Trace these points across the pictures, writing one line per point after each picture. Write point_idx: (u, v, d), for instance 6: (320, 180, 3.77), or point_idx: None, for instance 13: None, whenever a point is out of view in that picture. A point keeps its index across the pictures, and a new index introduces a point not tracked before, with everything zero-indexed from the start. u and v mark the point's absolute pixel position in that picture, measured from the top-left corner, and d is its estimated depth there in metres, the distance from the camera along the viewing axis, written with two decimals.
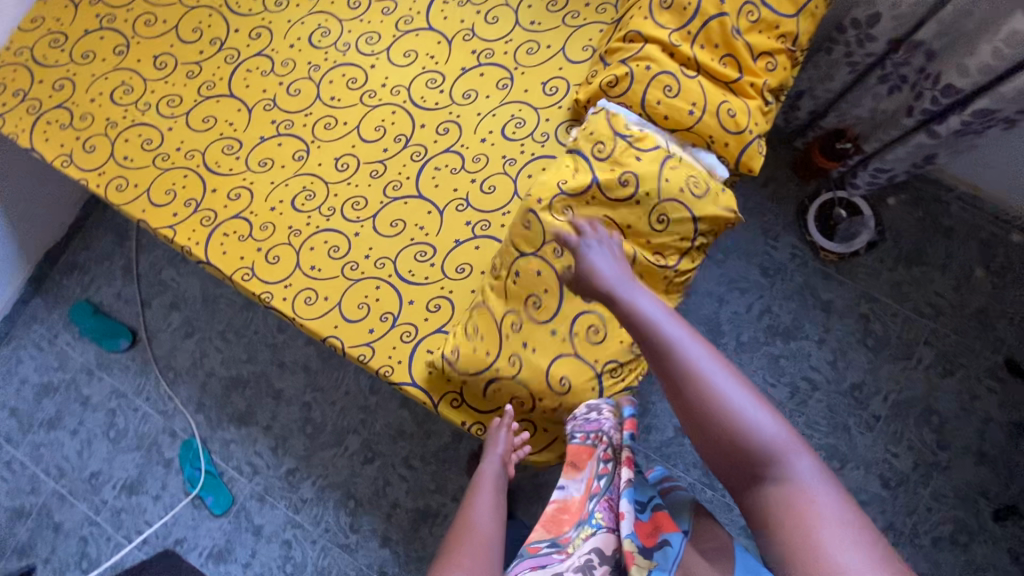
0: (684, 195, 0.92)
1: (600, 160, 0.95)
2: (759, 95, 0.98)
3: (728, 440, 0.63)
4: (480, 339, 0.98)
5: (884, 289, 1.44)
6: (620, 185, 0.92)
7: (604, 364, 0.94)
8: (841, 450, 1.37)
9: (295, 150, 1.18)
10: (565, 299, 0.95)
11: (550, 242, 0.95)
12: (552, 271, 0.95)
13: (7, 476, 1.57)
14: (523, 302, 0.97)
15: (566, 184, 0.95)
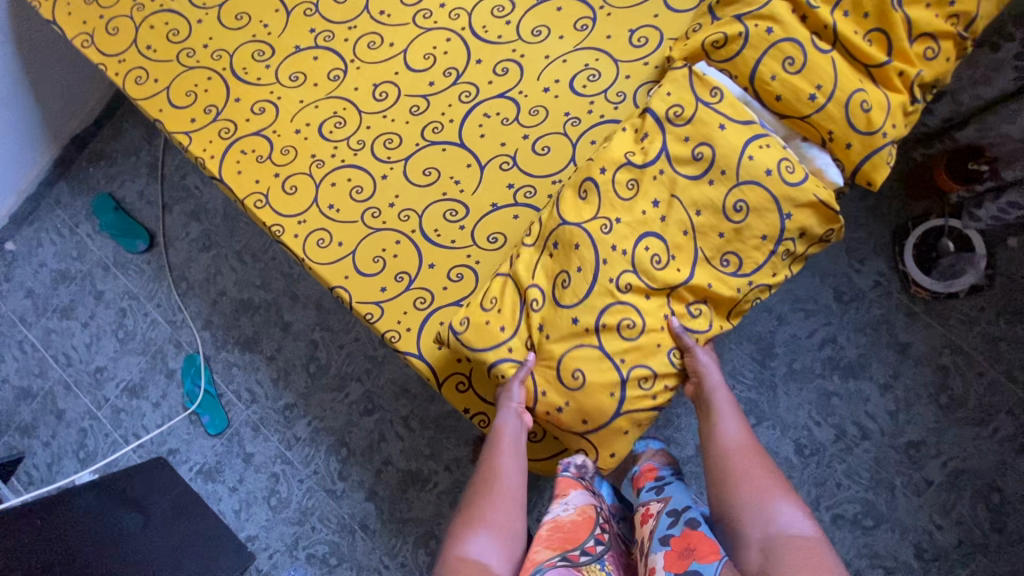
0: (769, 179, 0.76)
1: (677, 127, 0.80)
2: (905, 88, 0.77)
3: (751, 495, 0.73)
4: (497, 314, 0.83)
5: (976, 341, 1.23)
6: (694, 160, 0.79)
7: (630, 367, 0.79)
8: (879, 509, 1.22)
9: (331, 68, 1.03)
10: (597, 283, 0.78)
11: (599, 217, 0.80)
12: (596, 247, 0.79)
13: (19, 355, 1.59)
14: (550, 279, 0.82)
15: (635, 154, 0.82)
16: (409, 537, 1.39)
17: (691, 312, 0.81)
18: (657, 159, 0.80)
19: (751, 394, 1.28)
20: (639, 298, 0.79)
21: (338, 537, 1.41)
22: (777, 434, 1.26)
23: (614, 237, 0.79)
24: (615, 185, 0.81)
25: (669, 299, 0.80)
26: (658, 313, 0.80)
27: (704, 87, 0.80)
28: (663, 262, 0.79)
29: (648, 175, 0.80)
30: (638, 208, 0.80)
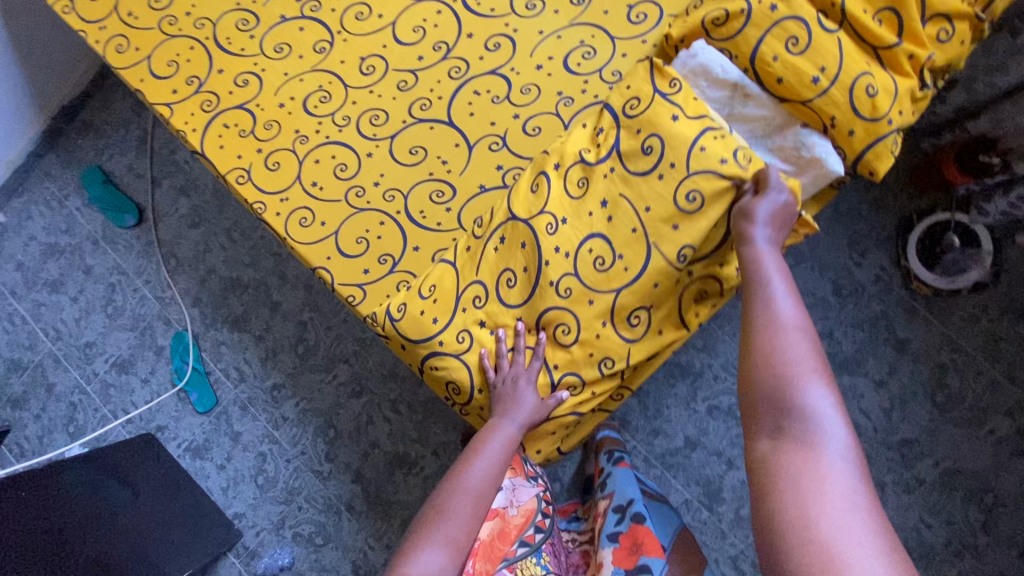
0: (724, 168, 0.72)
1: (631, 120, 0.77)
2: (916, 73, 0.73)
3: (781, 377, 0.57)
4: (432, 304, 0.81)
5: (976, 340, 1.20)
6: (643, 154, 0.75)
7: (560, 374, 0.78)
8: None
9: (317, 40, 0.99)
10: (537, 287, 0.77)
11: (546, 213, 0.77)
12: (539, 246, 0.77)
13: (9, 327, 1.59)
14: (494, 276, 0.80)
15: (589, 151, 0.79)
16: (394, 520, 1.39)
17: (631, 323, 0.77)
18: (610, 156, 0.77)
19: None
20: (577, 305, 0.76)
21: (324, 517, 1.42)
22: None
23: (558, 238, 0.77)
24: (566, 181, 0.78)
25: (611, 303, 0.76)
26: (596, 317, 0.76)
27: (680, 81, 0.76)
28: (607, 265, 0.76)
29: (599, 171, 0.77)
30: (585, 210, 0.77)
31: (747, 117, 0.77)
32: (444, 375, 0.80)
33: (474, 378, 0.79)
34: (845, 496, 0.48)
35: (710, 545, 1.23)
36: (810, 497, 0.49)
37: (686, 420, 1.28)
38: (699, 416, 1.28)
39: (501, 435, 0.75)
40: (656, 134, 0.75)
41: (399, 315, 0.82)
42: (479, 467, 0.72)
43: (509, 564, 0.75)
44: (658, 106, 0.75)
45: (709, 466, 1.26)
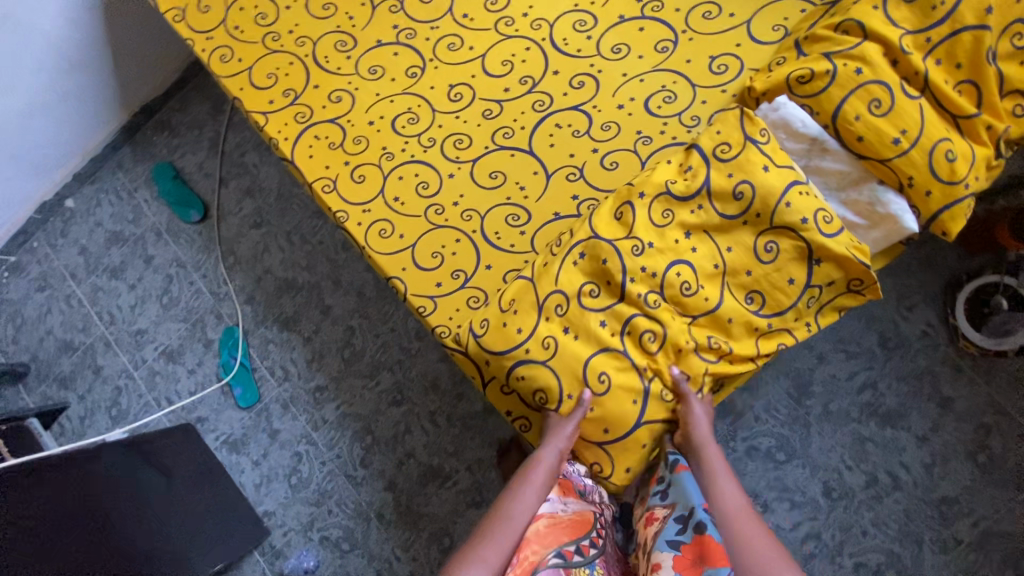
0: (805, 228, 0.76)
1: (722, 162, 0.80)
2: (991, 143, 0.77)
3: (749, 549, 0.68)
4: (513, 314, 0.85)
5: (1021, 404, 1.21)
6: (734, 197, 0.78)
7: (650, 377, 0.81)
8: (904, 561, 1.21)
9: (409, 65, 1.05)
10: (624, 298, 0.80)
11: (632, 237, 0.81)
12: (626, 265, 0.80)
13: (65, 308, 1.66)
14: (577, 288, 0.83)
15: (675, 185, 0.81)
16: (423, 532, 1.39)
17: (708, 343, 0.80)
18: (698, 194, 0.80)
19: (783, 430, 1.28)
20: (665, 316, 0.80)
21: (353, 523, 1.43)
22: (806, 473, 1.26)
23: (645, 259, 0.80)
24: (650, 212, 0.81)
25: (690, 323, 0.80)
26: (680, 332, 0.80)
27: (763, 128, 0.81)
28: (692, 291, 0.79)
29: (686, 206, 0.80)
30: (671, 237, 0.80)
31: (823, 171, 0.81)
32: (527, 380, 0.83)
33: (562, 381, 0.82)
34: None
35: None
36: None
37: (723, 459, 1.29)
38: (736, 455, 1.29)
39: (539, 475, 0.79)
40: (747, 177, 0.78)
41: (480, 329, 0.88)
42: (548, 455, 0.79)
43: (564, 564, 0.72)
44: (749, 153, 0.79)
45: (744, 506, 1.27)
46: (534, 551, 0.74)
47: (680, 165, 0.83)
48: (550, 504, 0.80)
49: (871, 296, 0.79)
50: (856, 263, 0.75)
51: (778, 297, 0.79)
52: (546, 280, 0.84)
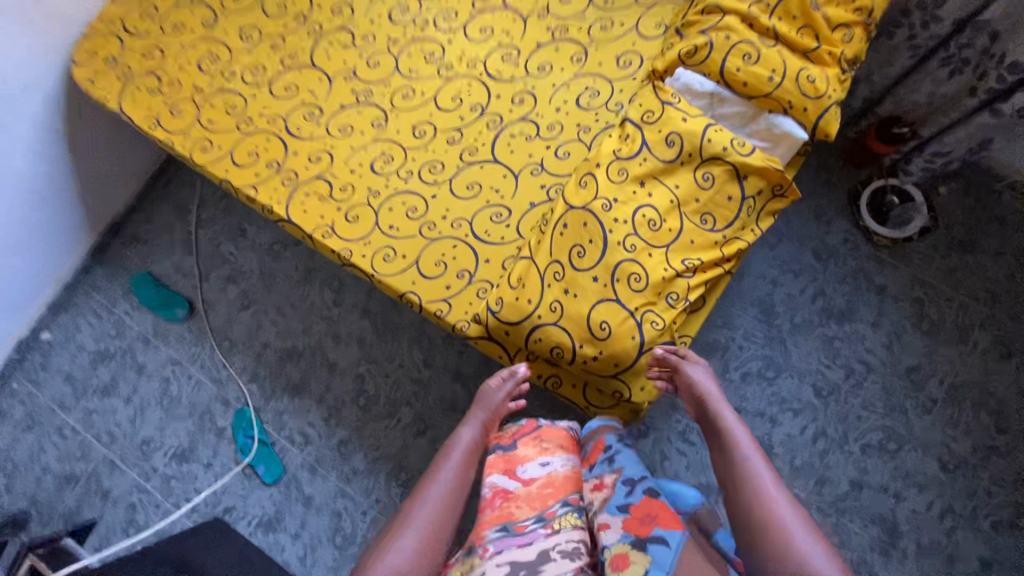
0: (728, 154, 0.95)
1: (651, 125, 1.00)
2: (836, 63, 1.02)
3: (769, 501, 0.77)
4: (523, 290, 0.97)
5: (938, 274, 1.45)
6: (667, 145, 0.97)
7: (642, 313, 0.91)
8: (898, 431, 1.39)
9: (374, 118, 1.23)
10: (607, 249, 0.93)
11: (599, 198, 0.96)
12: (601, 220, 0.95)
13: (59, 441, 1.61)
14: (566, 253, 0.96)
15: (621, 150, 1.00)
16: None
17: (685, 266, 0.93)
18: (640, 151, 0.98)
19: (766, 351, 1.46)
20: (642, 255, 0.92)
21: None
22: (796, 382, 1.44)
23: (615, 211, 0.95)
24: (608, 174, 0.98)
25: (666, 253, 0.93)
26: (659, 264, 0.92)
27: (672, 93, 1.03)
28: (659, 226, 0.94)
29: (635, 162, 0.98)
30: (629, 189, 0.97)
31: (725, 114, 1.04)
32: (547, 342, 0.95)
33: (574, 336, 0.93)
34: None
35: None
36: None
37: (726, 391, 1.44)
38: (735, 385, 1.45)
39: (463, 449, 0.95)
40: (676, 128, 0.97)
41: (498, 307, 1.00)
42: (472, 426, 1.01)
43: (545, 523, 0.92)
44: (669, 112, 0.99)
45: (756, 427, 1.42)
46: (519, 507, 0.96)
47: (619, 136, 1.02)
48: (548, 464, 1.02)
49: (791, 197, 0.99)
50: (773, 169, 0.95)
51: (725, 213, 0.96)
52: (541, 254, 0.98)
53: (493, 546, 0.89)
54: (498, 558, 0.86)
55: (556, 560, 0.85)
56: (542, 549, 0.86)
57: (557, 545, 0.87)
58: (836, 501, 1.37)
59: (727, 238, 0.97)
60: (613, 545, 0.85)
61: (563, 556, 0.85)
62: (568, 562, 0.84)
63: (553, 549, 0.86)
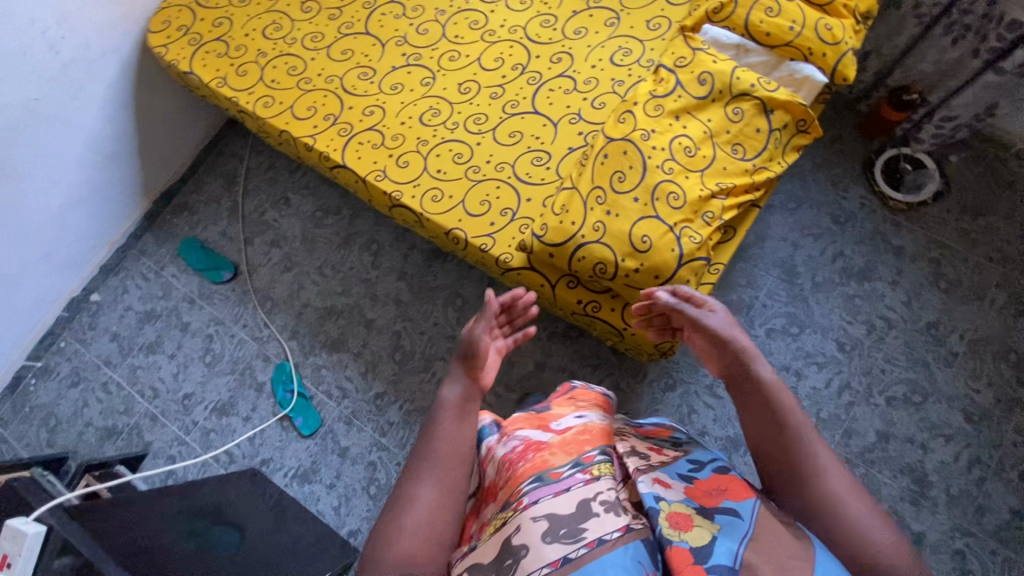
0: (755, 90, 1.04)
1: (683, 68, 1.09)
2: (851, 15, 1.12)
3: (831, 489, 0.71)
4: (566, 213, 1.05)
5: (953, 236, 1.52)
6: (699, 83, 1.06)
7: (680, 228, 0.98)
8: (922, 384, 1.43)
9: (422, 77, 1.33)
10: (646, 173, 1.01)
11: (637, 130, 1.05)
12: (639, 148, 1.03)
13: (103, 396, 1.67)
14: (607, 179, 1.04)
15: (657, 90, 1.09)
16: None
17: (719, 188, 1.01)
18: (675, 90, 1.07)
19: (789, 308, 1.51)
20: (679, 177, 1.00)
21: None
22: (820, 337, 1.48)
23: (653, 140, 1.03)
24: (645, 110, 1.07)
25: (701, 176, 1.01)
26: (695, 185, 1.00)
27: (701, 42, 1.13)
28: (694, 152, 1.02)
29: (670, 99, 1.07)
30: (665, 122, 1.05)
31: (749, 63, 1.13)
32: (590, 260, 1.01)
33: (616, 252, 1.00)
34: (818, 565, 0.63)
35: None
36: (814, 563, 0.63)
37: None
38: (760, 340, 1.49)
39: (454, 405, 0.88)
40: (708, 69, 1.07)
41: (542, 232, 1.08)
42: (450, 388, 0.91)
43: (581, 468, 0.79)
44: (700, 56, 1.09)
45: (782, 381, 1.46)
46: (552, 454, 0.83)
47: (654, 80, 1.11)
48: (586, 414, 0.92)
49: (813, 133, 1.08)
50: (798, 102, 1.03)
51: (754, 143, 1.04)
52: (583, 182, 1.06)
53: (527, 495, 0.77)
54: (535, 511, 0.74)
55: (600, 515, 0.72)
56: (581, 499, 0.74)
57: (598, 496, 0.74)
58: (864, 452, 1.40)
59: (757, 167, 1.05)
60: (670, 503, 0.73)
61: (606, 510, 0.72)
62: (614, 517, 0.71)
63: (594, 501, 0.73)
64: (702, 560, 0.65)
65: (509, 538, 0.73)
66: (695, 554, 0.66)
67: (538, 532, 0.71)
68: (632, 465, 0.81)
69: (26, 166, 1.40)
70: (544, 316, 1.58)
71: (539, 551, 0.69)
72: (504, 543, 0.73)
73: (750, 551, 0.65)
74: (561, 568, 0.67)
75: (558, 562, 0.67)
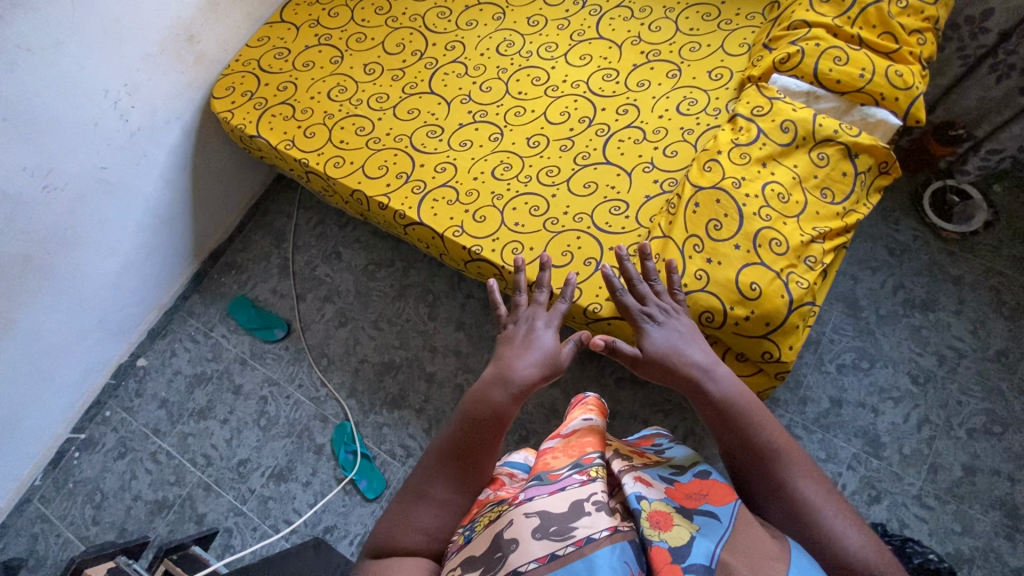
0: (839, 135, 1.07)
1: (762, 117, 1.12)
2: (915, 61, 1.17)
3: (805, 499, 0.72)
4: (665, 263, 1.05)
5: (1008, 263, 1.54)
6: (782, 131, 1.09)
7: (787, 274, 0.99)
8: (1000, 414, 1.41)
9: (490, 133, 1.35)
10: (744, 220, 1.02)
11: (727, 178, 1.06)
12: (733, 196, 1.04)
13: (152, 467, 1.58)
14: (703, 227, 1.04)
15: (739, 138, 1.11)
16: None
17: (817, 232, 1.02)
18: (758, 138, 1.10)
19: (857, 342, 1.50)
20: (777, 224, 1.02)
21: None
22: (892, 371, 1.47)
23: (744, 188, 1.05)
24: (731, 159, 1.09)
25: (798, 221, 1.03)
26: (795, 231, 1.01)
27: (775, 92, 1.16)
28: (787, 198, 1.04)
29: (755, 147, 1.09)
30: (753, 169, 1.07)
31: (821, 108, 1.16)
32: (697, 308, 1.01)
33: (723, 300, 0.99)
34: (795, 568, 0.63)
35: (893, 490, 1.37)
36: (787, 561, 0.64)
37: (824, 383, 1.47)
38: (832, 376, 1.48)
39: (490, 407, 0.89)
40: (789, 116, 1.10)
41: None
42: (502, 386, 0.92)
43: (580, 467, 0.79)
44: (778, 105, 1.12)
45: (860, 417, 1.44)
46: (554, 456, 0.85)
47: (732, 129, 1.14)
48: (581, 417, 0.94)
49: (893, 174, 1.10)
50: (882, 146, 1.06)
51: (843, 187, 1.06)
52: (677, 230, 1.06)
53: (523, 494, 0.76)
54: (528, 507, 0.72)
55: (591, 514, 0.69)
56: (574, 499, 0.71)
57: (590, 495, 0.72)
58: (953, 488, 1.35)
59: (847, 210, 1.06)
60: (652, 503, 0.72)
61: (596, 508, 0.70)
62: (603, 515, 0.69)
63: (586, 500, 0.71)
64: (680, 559, 0.64)
65: (499, 533, 0.71)
66: (673, 554, 0.65)
67: (529, 527, 0.69)
68: (618, 466, 0.81)
69: (87, 234, 1.38)
70: (610, 361, 1.56)
71: (527, 546, 0.66)
72: (494, 538, 0.71)
73: (726, 552, 0.65)
74: (548, 563, 0.64)
75: (544, 559, 0.65)
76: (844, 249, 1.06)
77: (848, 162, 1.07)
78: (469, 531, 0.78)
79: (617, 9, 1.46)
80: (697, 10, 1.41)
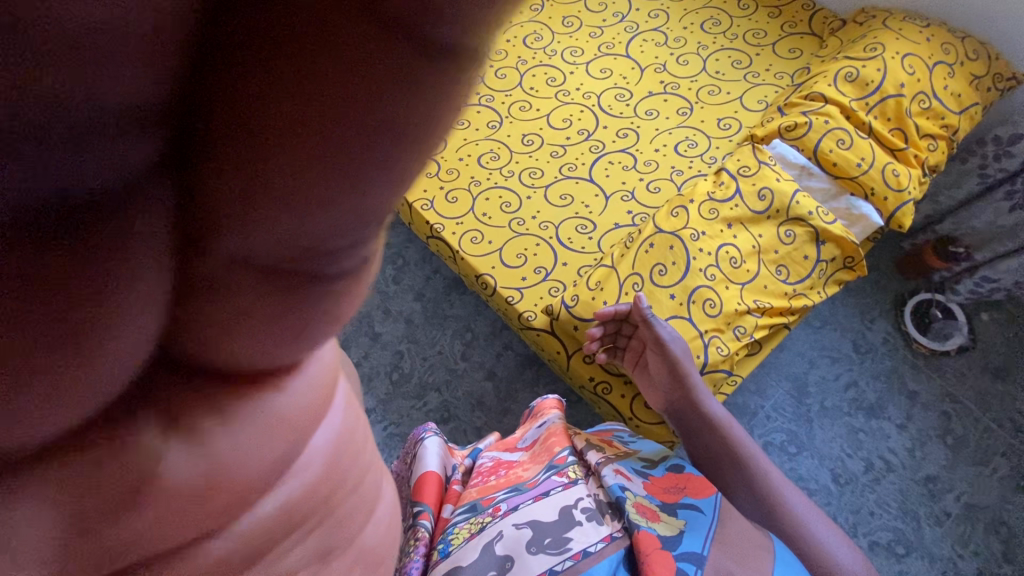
0: (811, 218, 1.06)
1: (746, 177, 1.10)
2: (919, 166, 1.14)
3: (800, 508, 0.78)
4: (601, 291, 1.06)
5: (969, 394, 1.50)
6: (758, 198, 1.08)
7: (710, 335, 0.99)
8: (908, 536, 1.38)
9: (490, 120, 1.35)
10: (688, 273, 1.02)
11: (688, 228, 1.05)
12: (686, 246, 1.04)
13: None
14: (648, 268, 1.05)
15: (715, 193, 1.09)
16: None
17: (756, 304, 1.02)
18: (733, 197, 1.08)
19: (792, 426, 1.48)
20: (719, 285, 1.02)
21: None
22: (816, 463, 1.45)
23: (701, 242, 1.04)
24: (699, 211, 1.07)
25: (741, 289, 1.02)
26: (733, 297, 1.01)
27: (768, 157, 1.13)
28: (738, 264, 1.03)
29: (727, 206, 1.07)
30: (717, 227, 1.06)
31: (807, 185, 1.12)
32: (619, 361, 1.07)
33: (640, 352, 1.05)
34: (780, 561, 0.66)
35: None
36: (772, 550, 0.68)
37: None
38: None
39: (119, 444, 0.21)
40: (770, 185, 1.08)
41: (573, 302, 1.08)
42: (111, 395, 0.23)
43: (557, 469, 0.78)
44: (764, 170, 1.10)
45: None
46: (524, 468, 0.83)
47: (713, 181, 1.12)
48: (547, 420, 0.92)
49: (856, 271, 1.09)
50: (850, 240, 1.05)
51: (799, 268, 1.05)
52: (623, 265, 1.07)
53: (506, 505, 0.73)
54: (515, 517, 0.70)
55: (581, 523, 0.69)
56: (563, 506, 0.70)
57: (578, 502, 0.71)
58: None
59: (797, 292, 1.05)
60: (635, 494, 0.73)
61: (586, 517, 0.69)
62: (594, 524, 0.68)
63: (574, 508, 0.70)
64: (670, 548, 0.64)
65: (489, 546, 0.68)
66: (662, 541, 0.65)
67: (522, 541, 0.67)
68: (594, 457, 0.80)
69: None
70: (547, 373, 1.57)
71: (524, 562, 0.65)
72: (483, 551, 0.68)
73: (717, 547, 0.65)
74: None
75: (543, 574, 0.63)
76: (784, 329, 1.05)
77: (813, 245, 1.06)
78: (446, 545, 0.73)
79: (652, 32, 1.44)
80: (728, 54, 1.38)
